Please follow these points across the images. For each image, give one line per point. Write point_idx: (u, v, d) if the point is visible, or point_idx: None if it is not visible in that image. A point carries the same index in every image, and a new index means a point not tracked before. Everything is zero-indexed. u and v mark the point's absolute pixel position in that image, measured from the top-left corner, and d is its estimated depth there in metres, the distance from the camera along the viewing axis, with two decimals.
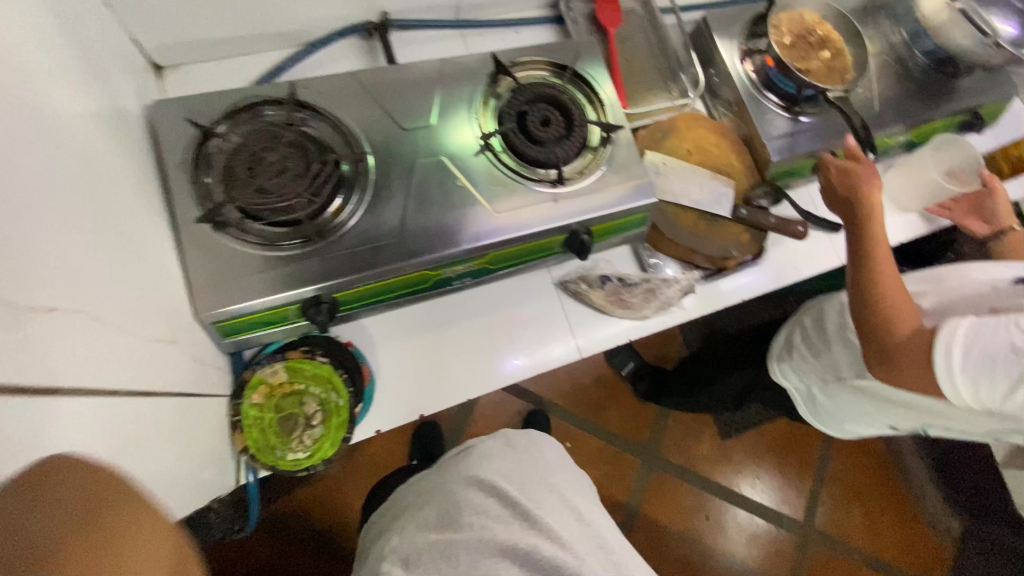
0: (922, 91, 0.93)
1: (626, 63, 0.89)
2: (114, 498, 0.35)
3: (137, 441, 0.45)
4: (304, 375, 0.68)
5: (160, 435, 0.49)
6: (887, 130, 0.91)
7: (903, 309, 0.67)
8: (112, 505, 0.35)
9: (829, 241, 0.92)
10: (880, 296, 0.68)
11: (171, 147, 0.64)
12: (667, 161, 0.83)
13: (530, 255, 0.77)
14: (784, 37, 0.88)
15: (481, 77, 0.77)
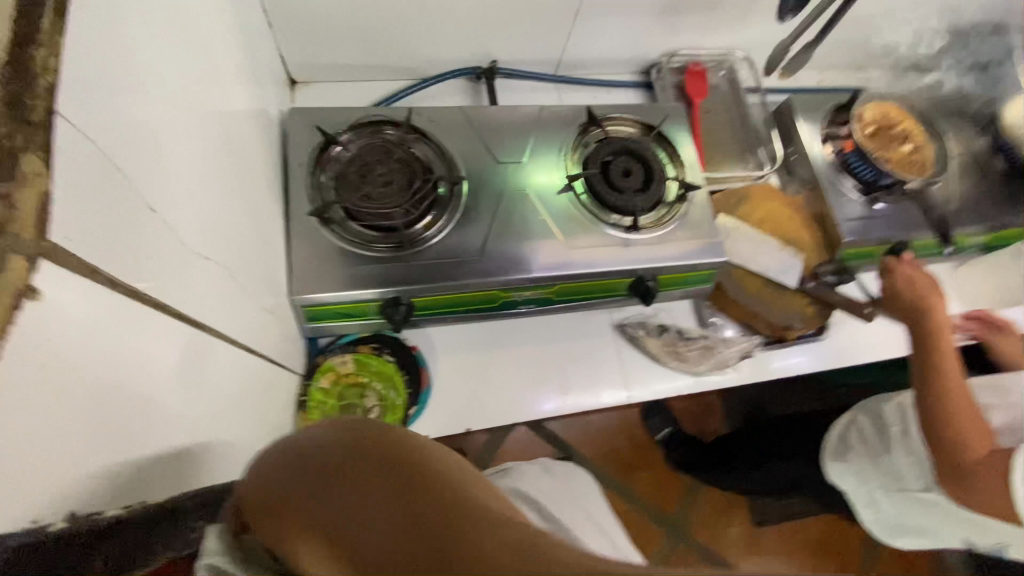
0: (1002, 196, 0.92)
1: (707, 132, 0.95)
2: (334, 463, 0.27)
3: (239, 390, 0.49)
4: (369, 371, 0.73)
5: (252, 391, 0.53)
6: (963, 228, 0.90)
7: (976, 428, 0.64)
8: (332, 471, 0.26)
9: (893, 331, 0.91)
10: (951, 411, 0.66)
11: (298, 149, 0.72)
12: (738, 226, 0.86)
13: (595, 293, 0.80)
14: (867, 128, 0.91)
15: (573, 126, 0.84)
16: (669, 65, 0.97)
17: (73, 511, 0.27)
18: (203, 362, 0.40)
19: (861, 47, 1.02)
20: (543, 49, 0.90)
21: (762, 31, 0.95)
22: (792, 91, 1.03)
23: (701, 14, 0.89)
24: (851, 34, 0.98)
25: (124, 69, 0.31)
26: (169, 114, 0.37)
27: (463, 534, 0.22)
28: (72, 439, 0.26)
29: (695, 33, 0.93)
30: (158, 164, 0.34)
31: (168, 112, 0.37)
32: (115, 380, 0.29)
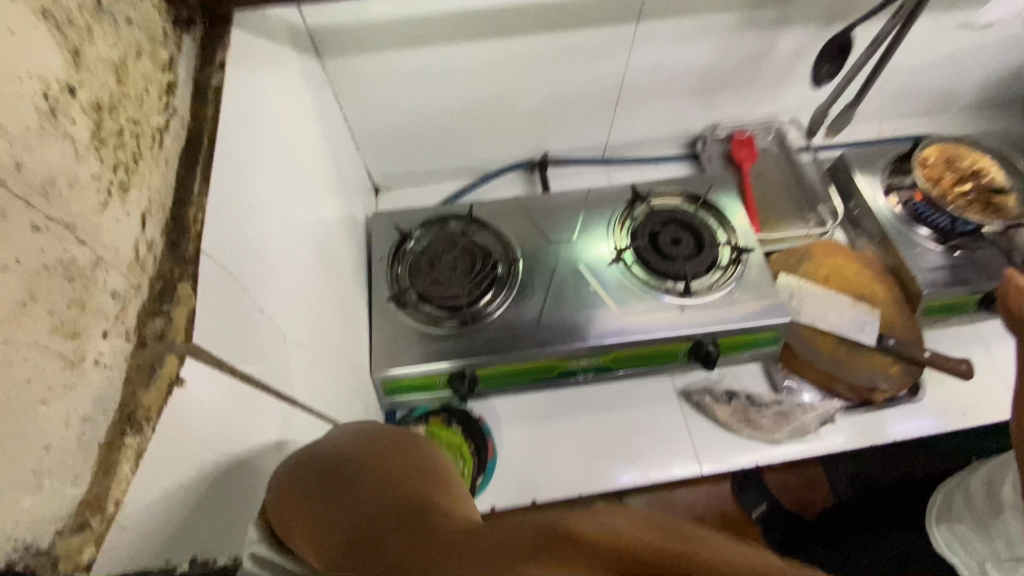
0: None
1: (761, 194, 0.97)
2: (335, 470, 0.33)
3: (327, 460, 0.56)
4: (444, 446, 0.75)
5: None
6: None
7: None
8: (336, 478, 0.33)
9: (1007, 391, 0.82)
10: None
11: (379, 245, 0.85)
12: (803, 284, 0.85)
13: (653, 359, 0.82)
14: (936, 174, 0.87)
15: (621, 203, 0.89)
16: (714, 136, 1.02)
17: (193, 556, 0.33)
18: (300, 433, 0.48)
19: (916, 96, 1.01)
20: (589, 138, 0.99)
21: (805, 95, 0.97)
22: (848, 146, 1.03)
23: (739, 89, 0.94)
24: (901, 88, 0.97)
25: (242, 208, 0.42)
26: (274, 234, 0.48)
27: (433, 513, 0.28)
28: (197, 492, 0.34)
29: (737, 106, 0.98)
30: (265, 273, 0.45)
31: (274, 234, 0.48)
32: (235, 445, 0.37)
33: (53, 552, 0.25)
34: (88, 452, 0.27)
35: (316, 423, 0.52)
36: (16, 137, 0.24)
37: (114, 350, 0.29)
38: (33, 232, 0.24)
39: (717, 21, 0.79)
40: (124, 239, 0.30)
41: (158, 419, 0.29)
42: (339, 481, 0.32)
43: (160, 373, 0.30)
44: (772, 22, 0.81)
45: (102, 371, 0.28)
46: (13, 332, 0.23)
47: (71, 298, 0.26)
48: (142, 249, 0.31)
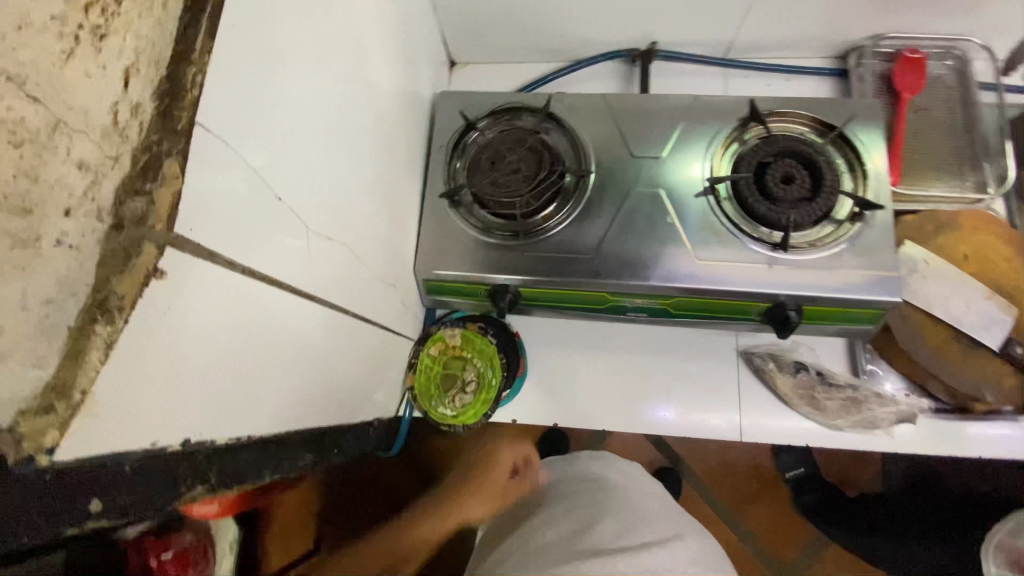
0: None
1: (914, 137, 0.77)
2: None
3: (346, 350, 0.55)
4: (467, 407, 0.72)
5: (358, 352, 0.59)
6: None
7: None
8: None
9: None
10: None
11: (442, 131, 0.77)
12: (932, 260, 0.69)
13: (720, 313, 0.72)
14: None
15: (731, 120, 0.73)
16: (875, 49, 0.79)
17: (188, 437, 0.35)
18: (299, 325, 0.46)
19: None
20: (710, 32, 0.81)
21: None
22: None
23: None
24: None
25: (263, 75, 0.35)
26: (306, 109, 0.42)
27: None
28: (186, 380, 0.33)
29: (922, 11, 0.74)
30: (286, 154, 0.39)
31: (305, 109, 0.42)
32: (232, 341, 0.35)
33: (15, 431, 0.25)
34: (50, 337, 0.25)
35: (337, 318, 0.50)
36: None
37: (82, 230, 0.25)
38: None
39: None
40: (96, 98, 0.25)
41: (132, 312, 0.27)
42: None
43: (137, 263, 0.27)
44: None
45: (66, 254, 0.25)
46: None
47: (19, 168, 0.23)
48: (122, 114, 0.27)
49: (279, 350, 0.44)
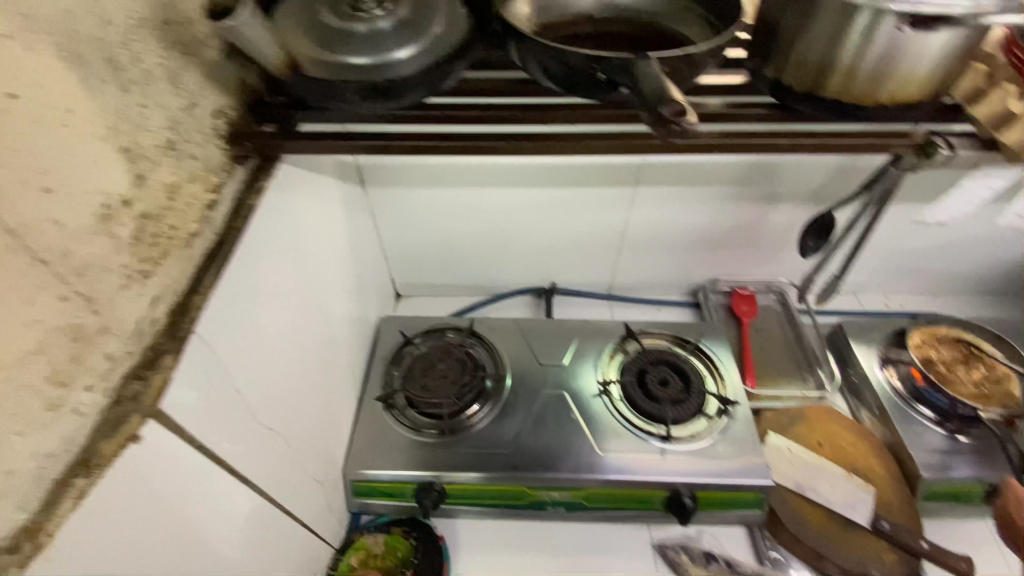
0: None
1: (758, 350, 0.99)
2: None
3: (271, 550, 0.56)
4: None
5: (283, 556, 0.59)
6: None
7: None
8: None
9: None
10: None
11: (382, 347, 0.93)
12: (792, 447, 0.83)
13: (628, 504, 0.79)
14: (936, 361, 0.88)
15: (614, 337, 0.93)
16: (716, 288, 1.07)
17: None
18: (242, 510, 0.50)
19: (918, 274, 1.05)
20: (596, 276, 1.07)
21: (803, 264, 1.03)
22: (848, 314, 1.05)
23: (738, 251, 1.01)
24: (896, 265, 1.03)
25: (248, 300, 0.50)
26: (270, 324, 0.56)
27: None
28: (136, 543, 0.37)
29: (737, 265, 1.04)
30: (254, 355, 0.52)
31: (273, 324, 0.56)
32: (168, 516, 0.40)
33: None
34: (40, 484, 0.32)
35: (264, 508, 0.54)
36: (68, 231, 0.33)
37: (92, 401, 0.35)
38: (59, 301, 0.32)
39: (715, 192, 0.89)
40: (132, 313, 0.38)
41: (107, 469, 0.34)
42: None
43: (124, 427, 0.36)
44: (761, 197, 0.90)
45: (76, 418, 0.34)
46: (14, 373, 0.30)
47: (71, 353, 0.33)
48: (144, 324, 0.39)
49: (219, 536, 0.46)
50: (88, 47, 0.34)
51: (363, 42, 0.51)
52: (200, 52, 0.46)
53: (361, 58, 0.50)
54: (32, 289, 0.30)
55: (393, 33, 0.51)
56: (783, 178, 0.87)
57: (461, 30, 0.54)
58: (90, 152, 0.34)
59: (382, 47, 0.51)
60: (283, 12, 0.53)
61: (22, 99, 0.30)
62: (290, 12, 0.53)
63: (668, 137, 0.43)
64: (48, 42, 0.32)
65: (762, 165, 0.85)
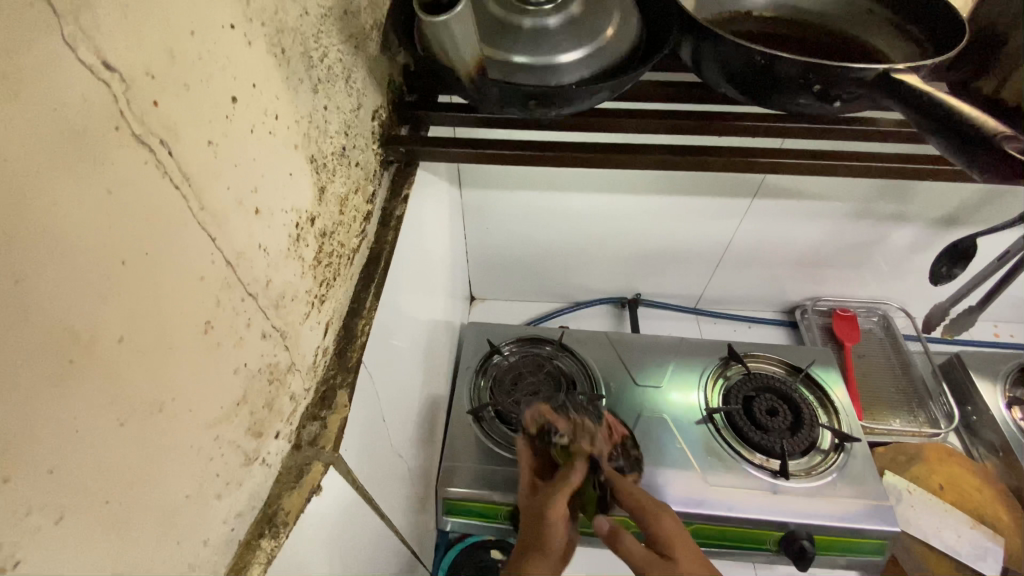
0: None
1: (863, 377, 0.92)
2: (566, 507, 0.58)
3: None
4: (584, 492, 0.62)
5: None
6: None
7: None
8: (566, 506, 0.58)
9: None
10: None
11: (468, 355, 0.88)
12: (914, 489, 0.77)
13: (736, 542, 0.74)
14: None
15: (714, 358, 0.88)
16: (814, 307, 1.00)
17: None
18: (377, 547, 0.46)
19: None
20: (684, 289, 1.02)
21: (914, 287, 0.96)
22: (958, 344, 0.98)
23: (846, 270, 0.95)
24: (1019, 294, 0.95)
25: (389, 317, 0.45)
26: (391, 341, 0.51)
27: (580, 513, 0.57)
28: None
29: (841, 284, 0.98)
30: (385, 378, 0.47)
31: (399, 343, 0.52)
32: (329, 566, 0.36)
33: None
34: (229, 549, 0.29)
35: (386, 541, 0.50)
36: (273, 258, 0.31)
37: (278, 450, 0.32)
38: (261, 339, 0.30)
39: (835, 208, 0.83)
40: (310, 343, 0.35)
41: (294, 526, 0.31)
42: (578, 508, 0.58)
43: (307, 478, 0.32)
44: (886, 215, 0.84)
45: None
46: (219, 430, 0.27)
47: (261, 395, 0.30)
48: (318, 355, 0.36)
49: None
50: (291, 51, 0.31)
51: (529, 36, 0.45)
52: (368, 47, 0.42)
53: (526, 55, 0.45)
54: (242, 329, 0.29)
55: (563, 28, 0.46)
56: (917, 197, 0.80)
57: (632, 31, 0.48)
58: (285, 163, 0.31)
59: (552, 45, 0.45)
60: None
61: (241, 102, 0.28)
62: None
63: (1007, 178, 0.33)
64: (263, 35, 0.29)
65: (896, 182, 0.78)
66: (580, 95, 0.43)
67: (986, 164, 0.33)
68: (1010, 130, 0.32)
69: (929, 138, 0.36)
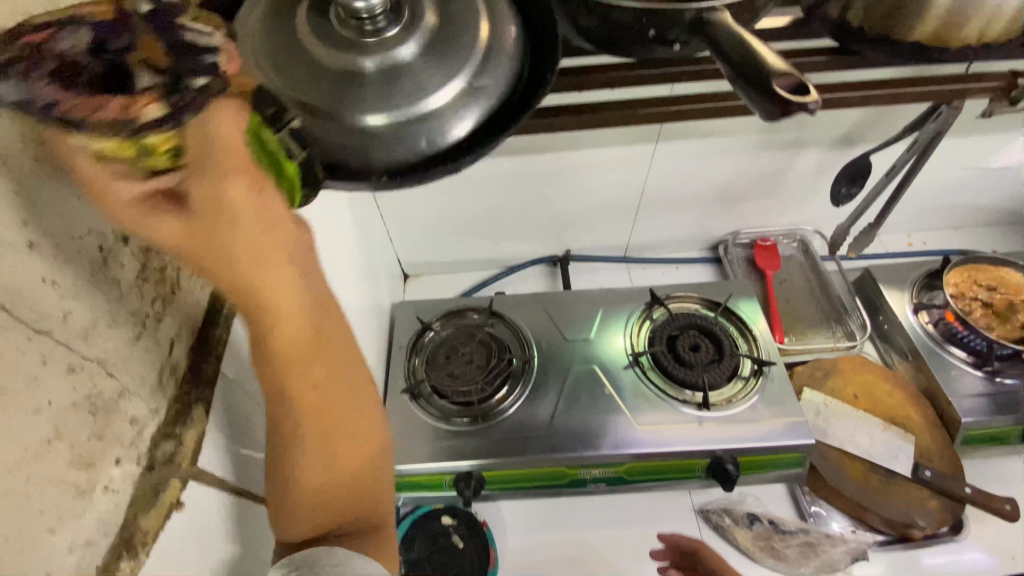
0: None
1: (785, 303, 0.96)
2: (315, 459, 0.34)
3: None
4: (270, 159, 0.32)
5: None
6: None
7: None
8: (320, 463, 0.34)
9: None
10: None
11: (400, 336, 0.89)
12: (830, 401, 0.82)
13: (669, 474, 0.78)
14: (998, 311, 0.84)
15: (639, 305, 0.90)
16: (736, 241, 1.03)
17: None
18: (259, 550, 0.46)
19: (942, 210, 1.02)
20: (611, 240, 1.03)
21: (827, 209, 0.99)
22: (870, 259, 1.03)
23: (761, 201, 0.97)
24: (924, 202, 0.99)
25: None
26: None
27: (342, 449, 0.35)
28: None
29: (759, 215, 1.00)
30: None
31: None
32: None
33: None
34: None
35: None
36: (67, 288, 0.29)
37: None
38: (67, 373, 0.29)
39: (736, 141, 0.84)
40: None
41: (151, 548, 0.33)
42: (327, 448, 0.34)
43: (163, 498, 0.35)
44: (788, 143, 0.85)
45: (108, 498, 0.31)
46: None
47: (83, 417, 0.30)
48: (167, 374, 0.36)
49: None
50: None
51: (377, 83, 0.41)
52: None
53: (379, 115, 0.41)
54: (36, 368, 0.27)
55: (415, 61, 0.42)
56: (812, 121, 0.82)
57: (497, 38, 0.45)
58: None
59: (400, 90, 0.41)
60: (243, 26, 0.43)
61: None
62: (252, 27, 0.43)
63: (779, 118, 0.33)
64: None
65: None
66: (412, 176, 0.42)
67: (767, 102, 0.33)
68: (789, 68, 0.33)
69: (735, 88, 0.36)
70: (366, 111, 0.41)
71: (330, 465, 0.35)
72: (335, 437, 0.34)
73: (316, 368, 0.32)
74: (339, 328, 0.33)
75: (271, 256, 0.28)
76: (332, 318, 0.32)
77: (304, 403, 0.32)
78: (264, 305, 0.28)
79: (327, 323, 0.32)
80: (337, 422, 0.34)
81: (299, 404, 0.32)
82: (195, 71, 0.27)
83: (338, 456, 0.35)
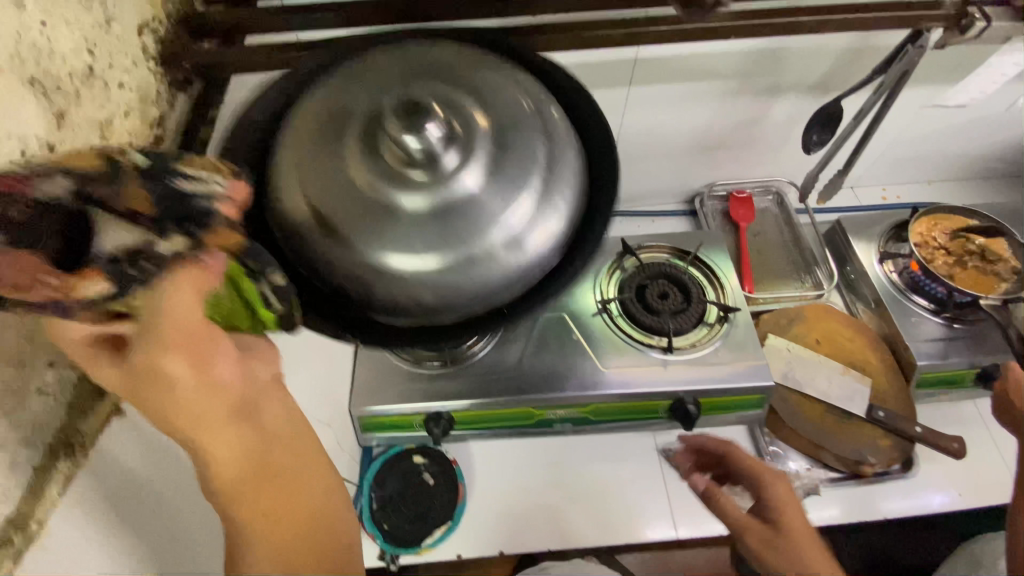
0: None
1: (756, 254, 0.97)
2: (253, 539, 0.36)
3: None
4: (247, 306, 0.40)
5: None
6: None
7: None
8: (256, 540, 0.36)
9: (994, 479, 0.80)
10: None
11: None
12: (792, 346, 0.84)
13: (633, 415, 0.80)
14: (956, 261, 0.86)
15: (611, 253, 0.91)
16: (712, 193, 1.03)
17: None
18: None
19: (919, 162, 1.02)
20: None
21: (803, 161, 0.99)
22: (844, 211, 1.03)
23: (736, 152, 0.96)
24: (899, 154, 0.99)
25: None
26: None
27: (282, 525, 0.37)
28: None
29: (734, 166, 1.00)
30: None
31: None
32: None
33: None
34: None
35: None
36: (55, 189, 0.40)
37: None
38: None
39: (708, 87, 0.83)
40: None
41: None
42: (263, 533, 0.36)
43: None
44: (762, 89, 0.84)
45: None
46: None
47: None
48: None
49: None
50: None
51: (458, 219, 0.45)
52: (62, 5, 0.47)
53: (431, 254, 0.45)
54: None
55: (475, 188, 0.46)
56: (788, 66, 0.80)
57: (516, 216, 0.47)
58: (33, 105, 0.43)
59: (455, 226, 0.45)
60: (305, 157, 0.48)
61: None
62: (310, 154, 0.48)
63: None
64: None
65: (765, 51, 0.78)
66: (500, 320, 0.47)
67: None
68: None
69: None
70: (395, 254, 0.45)
71: (267, 542, 0.36)
72: (270, 515, 0.36)
73: (243, 464, 0.36)
74: (259, 425, 0.37)
75: (173, 376, 0.34)
76: (281, 440, 0.38)
77: (233, 497, 0.36)
78: (190, 429, 0.34)
79: (272, 440, 0.37)
80: (274, 500, 0.37)
81: (228, 498, 0.36)
82: (177, 221, 0.38)
83: (272, 534, 0.36)
